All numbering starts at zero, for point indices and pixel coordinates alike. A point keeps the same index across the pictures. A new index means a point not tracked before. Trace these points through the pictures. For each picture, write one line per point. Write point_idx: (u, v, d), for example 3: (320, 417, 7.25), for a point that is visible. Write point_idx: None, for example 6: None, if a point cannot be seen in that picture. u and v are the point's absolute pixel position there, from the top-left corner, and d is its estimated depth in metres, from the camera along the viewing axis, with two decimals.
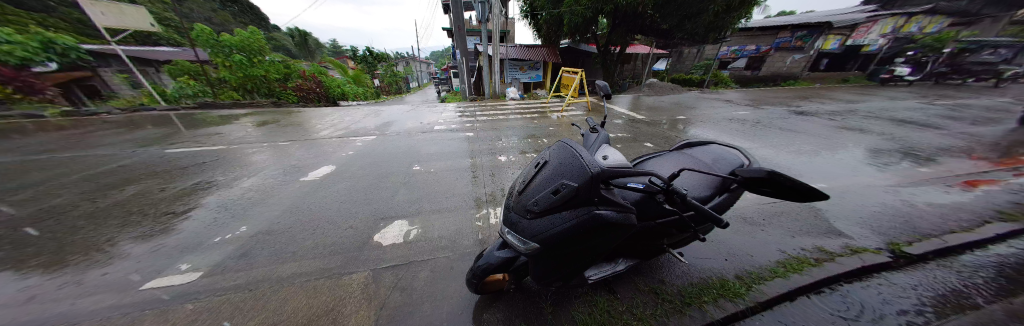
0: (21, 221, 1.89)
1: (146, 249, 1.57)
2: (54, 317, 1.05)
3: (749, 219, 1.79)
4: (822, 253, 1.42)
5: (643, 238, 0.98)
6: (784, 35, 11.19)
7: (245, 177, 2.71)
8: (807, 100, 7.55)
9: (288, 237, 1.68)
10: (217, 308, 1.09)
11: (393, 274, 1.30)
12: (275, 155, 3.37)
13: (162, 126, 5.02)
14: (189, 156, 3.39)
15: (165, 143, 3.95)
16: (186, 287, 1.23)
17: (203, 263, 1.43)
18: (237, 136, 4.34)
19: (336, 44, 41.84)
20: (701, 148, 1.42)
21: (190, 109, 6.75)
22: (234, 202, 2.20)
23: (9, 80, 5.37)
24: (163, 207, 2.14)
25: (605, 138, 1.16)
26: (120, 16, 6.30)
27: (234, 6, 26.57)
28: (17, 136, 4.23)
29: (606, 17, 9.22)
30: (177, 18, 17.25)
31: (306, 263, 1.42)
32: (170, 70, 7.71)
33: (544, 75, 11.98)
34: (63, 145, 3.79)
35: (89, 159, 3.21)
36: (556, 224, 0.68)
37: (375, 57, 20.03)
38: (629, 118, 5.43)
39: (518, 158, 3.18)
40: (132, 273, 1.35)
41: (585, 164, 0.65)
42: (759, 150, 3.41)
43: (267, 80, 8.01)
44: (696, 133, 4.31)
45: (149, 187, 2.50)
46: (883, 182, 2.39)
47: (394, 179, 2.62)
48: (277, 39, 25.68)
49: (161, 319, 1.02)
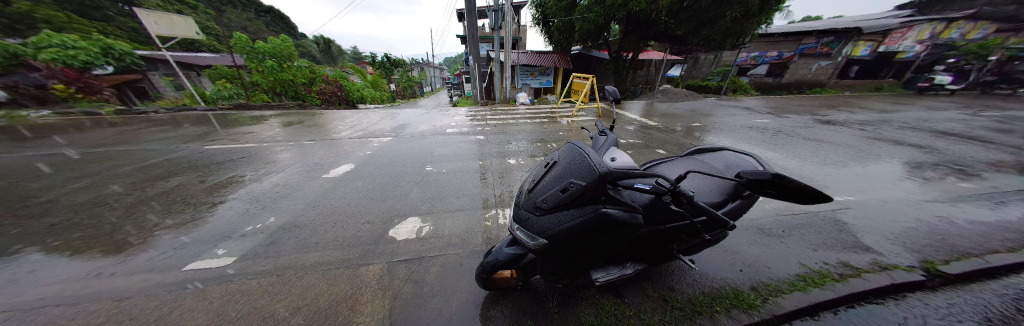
0: (81, 206, 2.13)
1: (183, 237, 1.71)
2: (110, 292, 1.18)
3: (767, 230, 1.72)
4: (846, 268, 1.34)
5: (651, 242, 0.97)
6: (807, 41, 10.84)
7: (273, 173, 2.92)
8: (835, 108, 7.12)
9: (313, 228, 1.81)
10: (247, 290, 1.20)
11: (406, 267, 1.36)
12: (298, 154, 3.61)
13: (200, 125, 5.47)
14: (225, 152, 3.70)
15: (203, 140, 4.32)
16: (222, 270, 1.36)
17: (237, 249, 1.56)
18: (266, 134, 4.67)
19: (355, 51, 44.01)
20: (713, 154, 1.40)
21: (227, 109, 7.31)
22: (261, 196, 2.37)
23: (72, 81, 6.43)
24: (201, 197, 2.34)
25: (614, 141, 1.16)
26: (171, 26, 7.04)
27: (266, 16, 29.08)
28: (77, 131, 4.75)
29: (619, 23, 9.21)
30: (217, 28, 18.97)
31: (328, 253, 1.51)
32: (211, 74, 8.64)
33: (555, 80, 12.03)
34: (115, 140, 4.23)
35: (139, 153, 3.57)
36: (564, 221, 0.71)
37: (392, 63, 21.04)
38: (641, 124, 5.34)
39: (527, 161, 3.22)
40: (176, 257, 1.49)
41: (593, 165, 0.69)
42: (781, 160, 3.26)
43: (294, 84, 8.55)
44: (713, 141, 4.17)
45: (189, 179, 2.76)
46: (918, 197, 2.22)
47: (407, 178, 2.73)
48: (303, 46, 27.78)
49: (201, 298, 1.14)
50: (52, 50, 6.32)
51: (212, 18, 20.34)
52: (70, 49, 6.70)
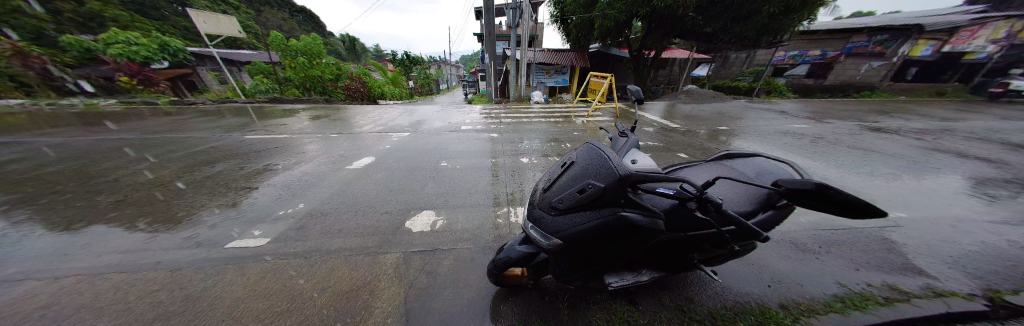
0: (142, 186, 2.43)
1: (226, 217, 1.90)
2: (167, 264, 1.35)
3: (800, 245, 1.59)
4: (894, 292, 1.20)
5: (670, 250, 0.93)
6: (858, 39, 9.77)
7: (302, 162, 3.14)
8: (887, 115, 6.36)
9: (336, 216, 1.93)
10: (279, 269, 1.31)
11: (421, 258, 1.41)
12: (324, 146, 3.84)
13: (240, 116, 6.00)
14: (261, 142, 4.03)
15: (243, 131, 4.74)
16: (258, 249, 1.50)
17: (271, 231, 1.70)
18: (297, 127, 5.03)
19: (377, 49, 45.94)
20: (743, 160, 1.31)
21: (263, 102, 7.94)
22: (291, 183, 2.55)
23: (134, 74, 7.39)
24: (240, 183, 2.57)
25: (635, 143, 1.12)
26: (217, 25, 7.73)
27: (299, 16, 31.19)
28: (139, 119, 5.39)
29: (642, 20, 8.81)
30: (256, 27, 20.63)
31: (350, 240, 1.61)
32: (250, 69, 9.41)
33: (571, 79, 11.79)
34: (169, 128, 4.75)
35: (189, 141, 3.99)
36: (579, 222, 0.70)
37: (411, 60, 21.68)
38: (662, 126, 5.10)
39: (539, 160, 3.20)
40: (221, 234, 1.66)
41: (613, 167, 0.66)
42: (819, 170, 2.97)
43: (322, 80, 9.07)
44: (742, 146, 3.89)
45: (231, 165, 3.04)
46: (986, 217, 1.93)
47: (423, 172, 2.83)
48: (331, 44, 29.57)
49: (240, 273, 1.27)
50: (119, 46, 7.52)
51: (252, 18, 22.13)
52: (133, 45, 7.98)
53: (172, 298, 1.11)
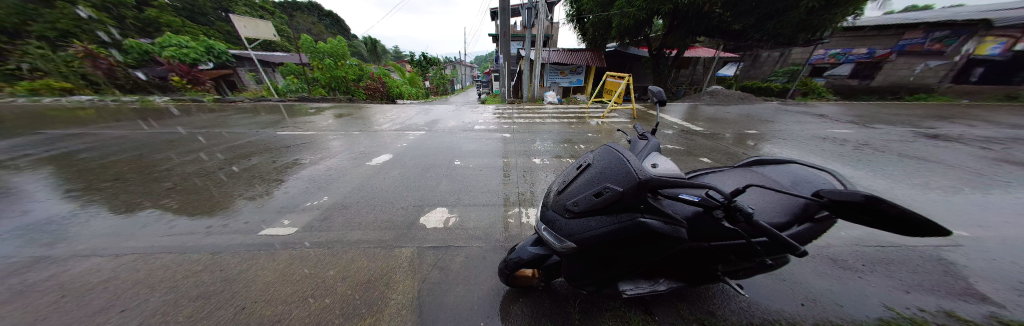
0: (190, 175, 2.71)
1: (260, 206, 2.06)
2: (212, 247, 1.50)
3: (838, 262, 1.45)
4: (955, 319, 1.05)
5: (691, 260, 0.89)
6: (910, 36, 8.87)
7: (327, 158, 3.35)
8: (949, 120, 5.61)
9: (357, 209, 2.03)
10: (305, 256, 1.41)
11: (434, 253, 1.45)
12: (346, 142, 4.06)
13: (273, 113, 6.49)
14: (292, 138, 4.35)
15: (275, 127, 5.13)
16: (287, 237, 1.62)
17: (298, 221, 1.83)
18: (323, 124, 5.37)
19: (396, 50, 47.75)
20: (775, 167, 1.21)
21: (293, 101, 8.53)
22: (317, 177, 2.72)
23: (184, 74, 8.20)
24: (272, 175, 2.78)
25: (655, 146, 1.08)
26: (254, 29, 8.39)
27: (327, 19, 33.17)
28: (188, 115, 6.00)
29: (663, 17, 8.42)
30: (288, 30, 22.22)
31: (368, 233, 1.68)
32: (283, 70, 10.16)
33: (586, 79, 11.54)
34: (213, 123, 5.25)
35: (229, 135, 4.38)
36: (594, 226, 0.69)
37: (427, 61, 22.25)
38: (682, 128, 4.85)
39: (552, 161, 3.16)
40: (256, 222, 1.81)
41: (633, 170, 0.64)
42: (863, 180, 2.67)
43: (346, 80, 9.58)
44: (772, 151, 3.61)
45: (264, 159, 3.30)
46: None
47: (437, 170, 2.90)
48: (354, 46, 31.22)
49: (271, 259, 1.38)
50: (172, 49, 8.43)
51: (286, 22, 23.87)
52: (184, 48, 8.91)
53: (213, 278, 1.23)
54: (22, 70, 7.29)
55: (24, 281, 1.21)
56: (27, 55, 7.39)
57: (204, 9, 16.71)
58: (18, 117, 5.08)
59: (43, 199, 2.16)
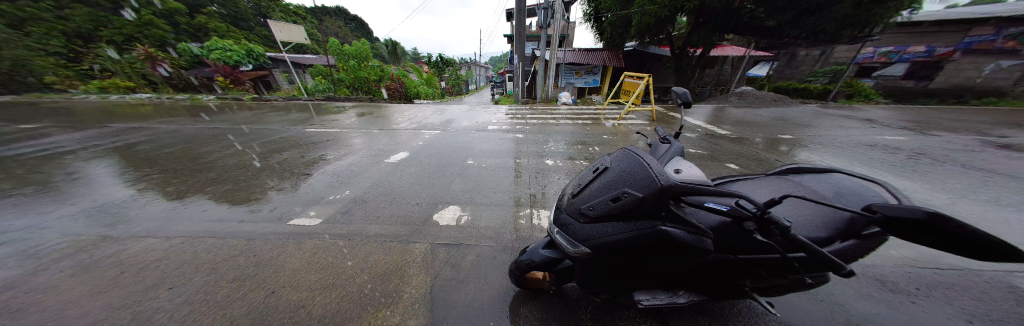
0: (230, 167, 2.98)
1: (289, 198, 2.22)
2: (247, 233, 1.64)
3: (888, 284, 1.28)
4: None
5: (716, 273, 0.83)
6: (978, 32, 7.89)
7: (349, 154, 3.53)
8: None
9: (375, 204, 2.12)
10: (327, 247, 1.49)
11: (446, 251, 1.48)
12: (367, 140, 4.26)
13: (302, 112, 6.98)
14: (318, 135, 4.64)
15: (304, 124, 5.50)
16: (312, 227, 1.73)
17: (322, 213, 1.95)
18: (346, 122, 5.67)
19: (415, 52, 49.47)
20: (815, 176, 1.11)
21: (320, 100, 9.10)
22: (339, 172, 2.88)
23: (228, 75, 9.01)
24: (300, 169, 2.98)
25: (678, 150, 1.03)
26: (288, 33, 9.07)
27: (352, 23, 35.06)
28: (231, 112, 6.61)
29: (687, 14, 7.99)
30: (317, 34, 23.74)
31: (385, 227, 1.75)
32: (312, 71, 10.89)
33: (603, 79, 11.23)
34: (250, 120, 5.74)
35: (264, 131, 4.77)
36: (611, 232, 0.67)
37: (444, 62, 22.78)
38: (706, 132, 4.57)
39: (565, 163, 3.11)
40: (285, 212, 1.95)
41: (654, 176, 0.62)
42: (920, 193, 2.37)
43: (368, 80, 10.07)
44: (808, 158, 3.31)
45: (294, 154, 3.55)
46: None
47: (451, 169, 2.96)
48: (376, 48, 32.73)
49: (297, 247, 1.49)
50: (218, 52, 9.33)
51: (316, 26, 25.55)
52: (228, 51, 9.84)
53: (247, 263, 1.35)
54: (96, 70, 8.42)
55: (92, 256, 1.40)
56: (99, 57, 8.50)
57: (245, 15, 18.29)
58: (96, 112, 5.86)
59: (112, 185, 2.47)
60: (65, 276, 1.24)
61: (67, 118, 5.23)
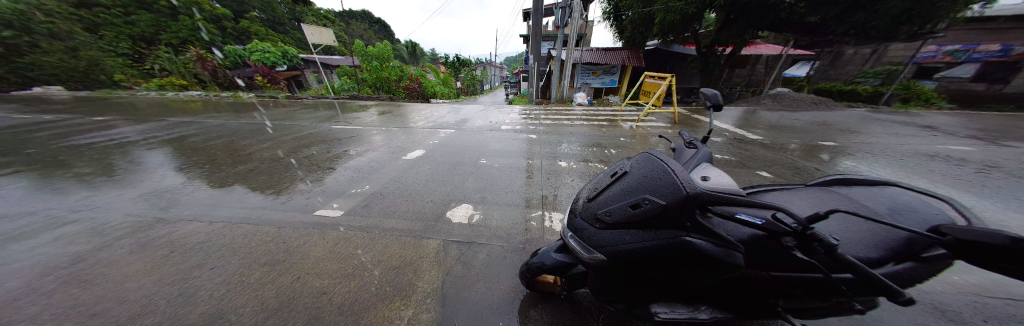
0: (264, 160, 3.24)
1: (314, 190, 2.36)
2: (278, 221, 1.78)
3: (952, 314, 1.12)
4: None
5: (745, 289, 0.77)
6: None
7: (370, 151, 3.71)
8: None
9: (391, 199, 2.20)
10: (347, 238, 1.57)
11: (457, 248, 1.50)
12: (386, 137, 4.44)
13: (329, 109, 7.43)
14: (342, 131, 4.91)
15: (330, 121, 5.85)
16: (335, 219, 1.83)
17: (344, 206, 2.06)
18: (368, 120, 5.97)
19: (433, 53, 50.96)
20: (866, 189, 0.99)
21: (345, 99, 9.63)
22: (360, 168, 3.03)
23: (266, 74, 9.84)
24: (325, 163, 3.18)
25: (706, 156, 0.97)
26: (319, 36, 9.71)
27: (376, 26, 36.75)
28: (267, 109, 7.21)
29: (716, 11, 7.49)
30: (344, 36, 25.14)
31: (400, 222, 1.81)
32: (339, 71, 11.59)
33: (621, 80, 10.85)
34: (283, 117, 6.19)
35: (295, 127, 5.15)
36: (628, 240, 0.64)
37: (460, 62, 23.23)
38: (734, 136, 4.27)
39: (578, 165, 3.05)
40: (311, 204, 2.09)
41: (678, 183, 0.58)
42: (996, 212, 2.04)
43: (389, 80, 10.51)
44: (854, 168, 2.98)
45: (320, 149, 3.79)
46: None
47: (465, 167, 3.01)
48: (397, 49, 34.07)
49: (320, 237, 1.58)
50: (258, 54, 10.25)
51: (343, 29, 27.11)
52: (266, 52, 10.75)
53: (277, 249, 1.46)
54: (156, 69, 9.51)
55: (149, 236, 1.60)
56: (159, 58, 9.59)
57: (282, 20, 19.80)
58: (159, 107, 6.65)
59: (168, 172, 2.78)
60: (129, 252, 1.42)
61: (135, 112, 5.97)
